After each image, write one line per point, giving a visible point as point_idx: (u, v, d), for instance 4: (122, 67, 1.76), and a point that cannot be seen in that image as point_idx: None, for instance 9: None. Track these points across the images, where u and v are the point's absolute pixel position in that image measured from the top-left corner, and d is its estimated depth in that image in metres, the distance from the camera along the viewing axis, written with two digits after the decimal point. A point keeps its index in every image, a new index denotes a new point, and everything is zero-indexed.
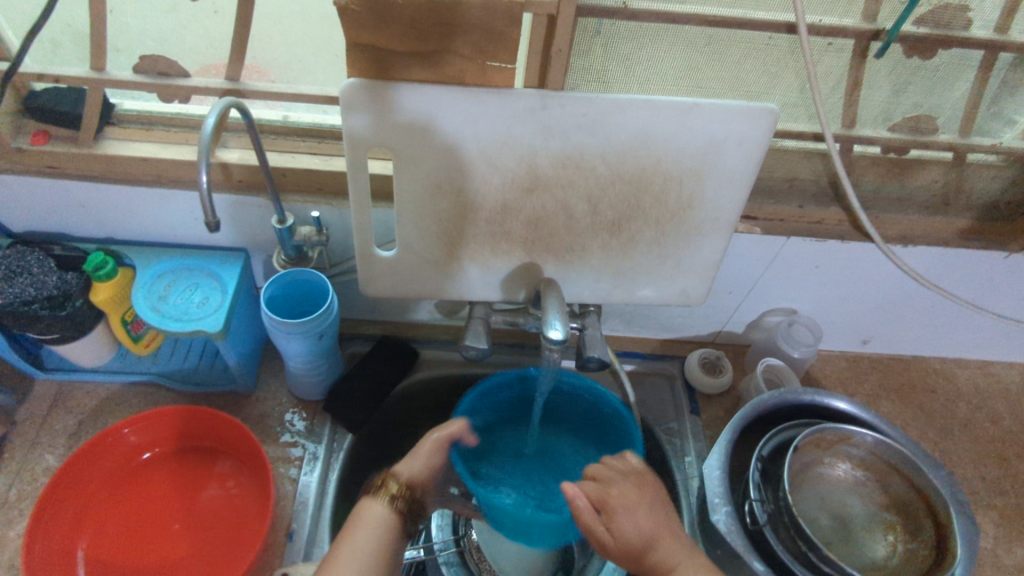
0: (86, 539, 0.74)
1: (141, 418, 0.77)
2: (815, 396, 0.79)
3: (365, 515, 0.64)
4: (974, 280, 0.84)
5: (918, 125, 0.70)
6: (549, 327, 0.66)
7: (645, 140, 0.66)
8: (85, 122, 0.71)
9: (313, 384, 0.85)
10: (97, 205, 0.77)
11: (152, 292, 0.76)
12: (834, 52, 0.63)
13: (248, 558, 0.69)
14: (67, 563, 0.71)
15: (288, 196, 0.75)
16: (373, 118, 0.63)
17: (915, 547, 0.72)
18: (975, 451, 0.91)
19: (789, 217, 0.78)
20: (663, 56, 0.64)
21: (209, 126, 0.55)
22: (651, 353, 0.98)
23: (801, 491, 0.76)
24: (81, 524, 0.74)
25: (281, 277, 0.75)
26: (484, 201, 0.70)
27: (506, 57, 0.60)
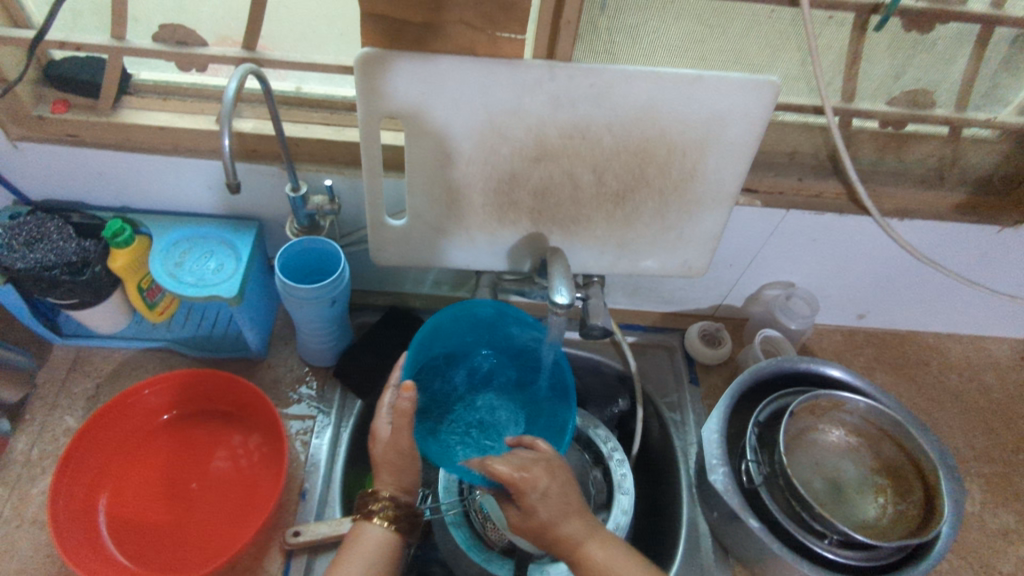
0: (106, 496, 0.77)
1: (159, 381, 0.80)
2: (811, 364, 0.82)
3: (362, 540, 0.64)
4: (968, 254, 0.86)
5: (915, 100, 0.72)
6: (555, 292, 0.68)
7: (649, 111, 0.67)
8: (104, 91, 0.73)
9: (324, 351, 0.88)
10: (115, 173, 0.79)
11: (169, 259, 0.79)
12: (835, 26, 0.65)
13: (265, 513, 0.71)
14: (90, 518, 0.74)
15: (302, 166, 0.77)
16: (387, 88, 0.64)
17: (904, 507, 0.75)
18: (965, 422, 0.94)
19: (788, 190, 0.80)
20: (669, 28, 0.66)
21: (231, 92, 0.57)
22: (652, 326, 1.01)
23: (796, 455, 0.79)
24: (103, 481, 0.77)
25: (295, 245, 0.77)
26: (493, 171, 0.73)
27: (516, 28, 0.62)
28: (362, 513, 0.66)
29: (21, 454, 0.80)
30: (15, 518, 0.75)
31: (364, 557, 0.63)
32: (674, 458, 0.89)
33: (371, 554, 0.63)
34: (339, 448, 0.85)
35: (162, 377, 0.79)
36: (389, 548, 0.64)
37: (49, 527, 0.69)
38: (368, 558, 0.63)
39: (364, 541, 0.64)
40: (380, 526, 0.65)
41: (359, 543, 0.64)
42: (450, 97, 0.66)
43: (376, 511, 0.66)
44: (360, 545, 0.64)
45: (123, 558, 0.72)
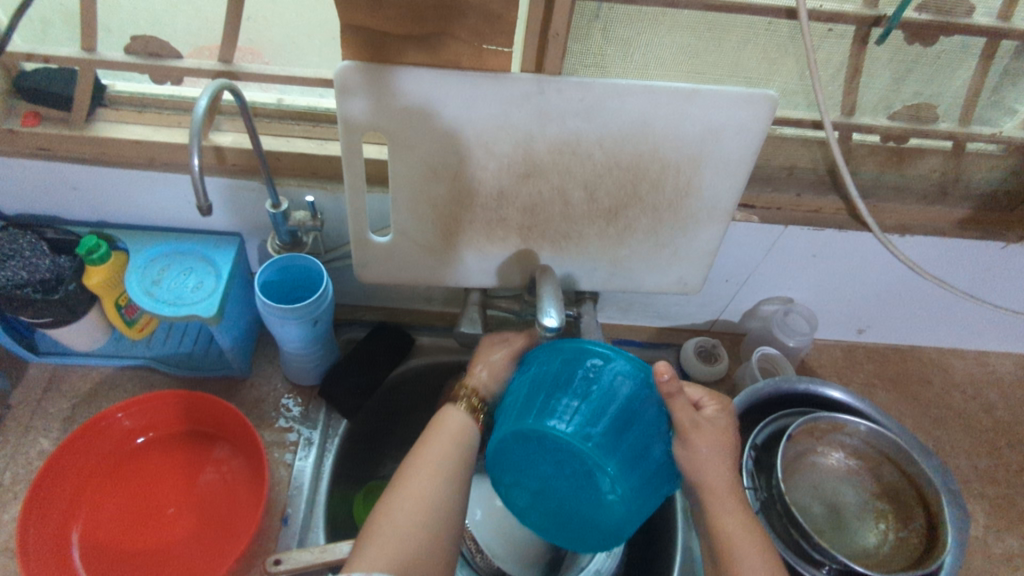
0: (79, 522, 0.74)
1: (143, 399, 0.77)
2: (810, 385, 0.79)
3: (453, 421, 0.64)
4: (972, 270, 0.84)
5: (918, 114, 0.69)
6: (543, 313, 0.65)
7: (642, 125, 0.65)
8: (76, 103, 0.70)
9: (308, 370, 0.85)
10: (90, 187, 0.76)
11: (146, 276, 0.76)
12: (834, 39, 0.62)
13: (244, 541, 0.69)
14: (61, 546, 0.71)
15: (283, 181, 0.74)
16: (369, 102, 0.62)
17: (906, 535, 0.73)
18: (967, 441, 0.91)
19: (787, 205, 0.77)
20: (662, 41, 0.63)
21: (202, 107, 0.54)
22: (647, 341, 0.98)
23: (794, 479, 0.76)
24: (77, 506, 0.75)
25: (276, 262, 0.75)
26: (480, 186, 0.70)
27: (502, 40, 0.60)
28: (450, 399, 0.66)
29: None
30: None
31: (449, 437, 0.63)
32: None
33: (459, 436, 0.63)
34: (322, 472, 0.82)
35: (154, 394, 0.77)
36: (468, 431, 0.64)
37: (19, 557, 0.66)
38: (455, 440, 0.63)
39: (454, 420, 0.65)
40: (465, 414, 0.65)
41: (444, 424, 0.64)
42: (433, 112, 0.63)
43: (466, 400, 0.66)
44: (447, 426, 0.64)
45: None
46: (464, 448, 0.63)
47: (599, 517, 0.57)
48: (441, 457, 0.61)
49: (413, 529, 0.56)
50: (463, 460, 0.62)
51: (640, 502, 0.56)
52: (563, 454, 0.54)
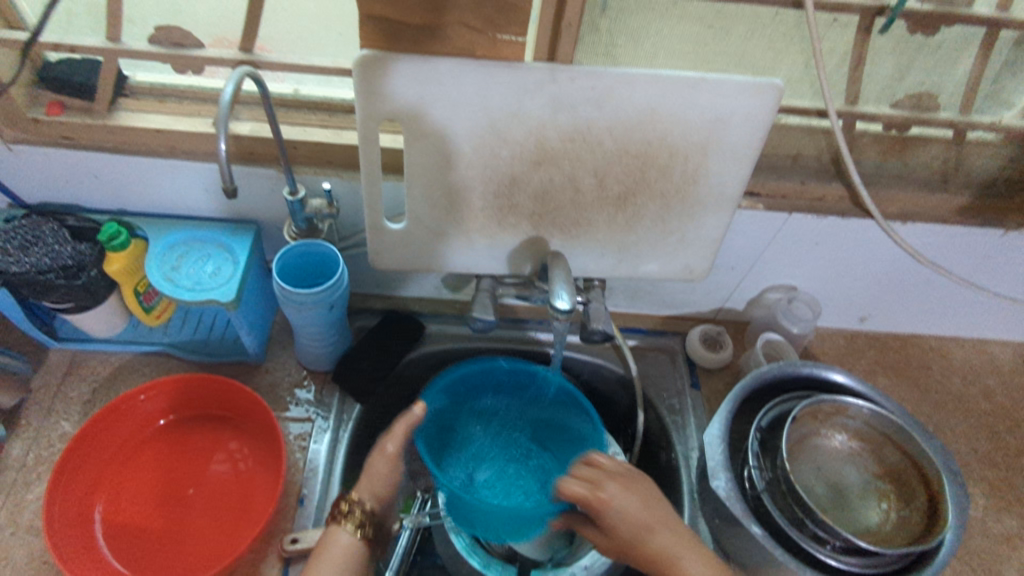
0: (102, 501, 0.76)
1: (159, 384, 0.79)
2: (813, 369, 0.81)
3: (333, 548, 0.66)
4: (972, 258, 0.86)
5: (920, 102, 0.70)
6: (555, 297, 0.67)
7: (651, 113, 0.67)
8: (99, 93, 0.72)
9: (322, 356, 0.87)
10: (111, 176, 0.78)
11: (165, 263, 0.78)
12: (839, 28, 0.64)
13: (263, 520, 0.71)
14: (86, 523, 0.74)
15: (300, 169, 0.76)
16: (385, 90, 0.64)
17: (907, 513, 0.75)
18: (967, 426, 0.93)
19: (791, 193, 0.79)
20: (670, 32, 0.65)
21: (228, 96, 0.56)
22: (653, 329, 1.00)
23: (798, 460, 0.78)
24: (99, 486, 0.77)
25: (293, 248, 0.77)
26: (493, 173, 0.72)
27: (516, 30, 0.62)
28: (336, 517, 0.67)
29: (17, 459, 0.79)
30: (10, 524, 0.75)
31: (334, 567, 0.65)
32: (675, 464, 0.89)
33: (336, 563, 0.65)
34: (337, 453, 0.84)
35: (168, 380, 0.79)
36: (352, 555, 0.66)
37: (45, 533, 0.68)
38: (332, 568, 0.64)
39: (335, 549, 0.66)
40: (350, 535, 0.66)
41: (327, 549, 0.66)
42: (447, 100, 0.65)
43: (351, 518, 0.67)
44: (330, 553, 0.65)
45: (119, 564, 0.72)
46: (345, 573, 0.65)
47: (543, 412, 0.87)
48: None
49: None
50: None
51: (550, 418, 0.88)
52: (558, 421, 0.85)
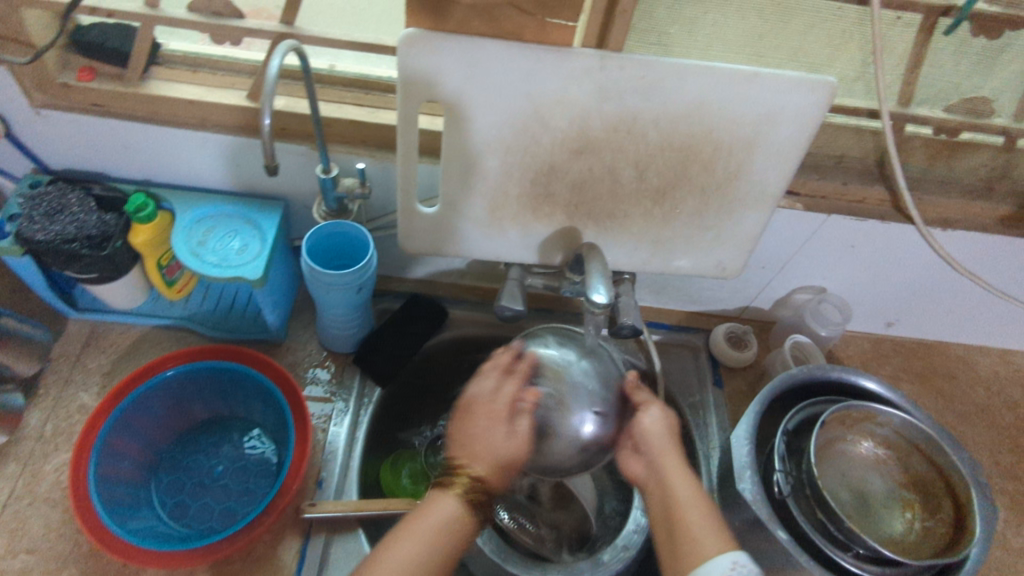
0: (127, 450, 0.74)
1: (215, 352, 0.78)
2: (843, 374, 0.80)
3: (437, 511, 0.62)
4: (1009, 267, 0.84)
5: (974, 108, 0.69)
6: (592, 292, 0.65)
7: (699, 106, 0.65)
8: (133, 60, 0.70)
9: (344, 338, 0.85)
10: (139, 146, 0.76)
11: (192, 237, 0.77)
12: (902, 27, 0.62)
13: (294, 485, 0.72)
14: (113, 471, 0.72)
15: (333, 147, 0.75)
16: (428, 70, 0.62)
17: (932, 525, 0.74)
18: (990, 437, 0.92)
19: (832, 194, 0.77)
20: (726, 22, 0.63)
21: (274, 67, 0.54)
22: (677, 325, 0.99)
23: (824, 466, 0.78)
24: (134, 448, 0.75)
25: (323, 228, 0.75)
26: (531, 160, 0.70)
27: (568, 14, 0.60)
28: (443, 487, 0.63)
29: (34, 429, 0.78)
30: (27, 494, 0.74)
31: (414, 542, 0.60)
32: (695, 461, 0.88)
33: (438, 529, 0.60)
34: (356, 437, 0.84)
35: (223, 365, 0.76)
36: (455, 527, 0.61)
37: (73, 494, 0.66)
38: (417, 538, 0.60)
39: (435, 511, 0.62)
40: (455, 501, 0.62)
41: (431, 515, 0.61)
42: (491, 84, 0.64)
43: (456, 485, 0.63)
44: (425, 518, 0.61)
45: (135, 519, 0.72)
46: (431, 555, 0.60)
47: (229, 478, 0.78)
48: (429, 541, 0.60)
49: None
50: (428, 561, 0.59)
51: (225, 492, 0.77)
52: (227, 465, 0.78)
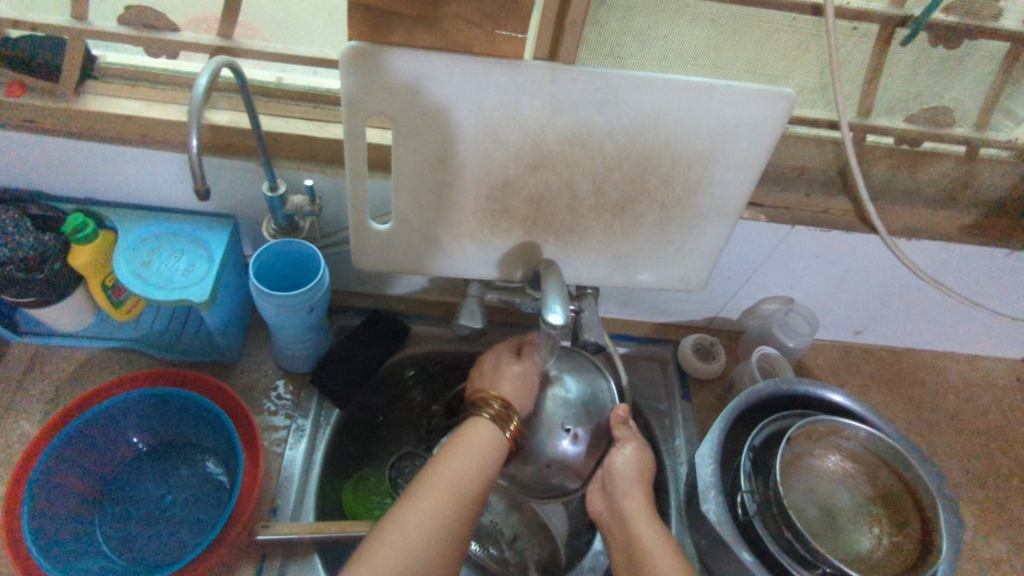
0: (68, 481, 0.71)
1: (160, 377, 0.75)
2: (809, 387, 0.79)
3: (481, 431, 0.69)
4: (974, 275, 0.84)
5: (935, 117, 0.68)
6: (548, 310, 0.63)
7: (656, 119, 0.63)
8: (65, 74, 0.67)
9: (300, 358, 0.83)
10: (78, 163, 0.73)
11: (135, 258, 0.73)
12: (858, 38, 0.61)
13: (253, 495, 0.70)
14: (51, 506, 0.69)
15: (280, 163, 0.72)
16: (373, 84, 0.59)
17: (900, 540, 0.73)
18: (960, 445, 0.92)
19: (796, 205, 0.76)
20: (680, 34, 0.62)
21: (201, 87, 0.52)
22: (645, 337, 0.97)
23: (791, 482, 0.77)
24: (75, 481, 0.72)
25: (272, 247, 0.72)
26: (486, 175, 0.68)
27: (517, 26, 0.57)
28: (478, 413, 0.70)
29: None
30: None
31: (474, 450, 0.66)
32: (664, 477, 0.87)
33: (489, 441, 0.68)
34: (313, 460, 0.81)
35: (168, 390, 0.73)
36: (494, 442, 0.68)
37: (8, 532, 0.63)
38: (467, 458, 0.65)
39: (482, 433, 0.69)
40: (492, 427, 0.69)
41: (470, 435, 0.68)
42: (440, 99, 0.61)
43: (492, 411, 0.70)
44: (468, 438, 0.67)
45: (76, 554, 0.68)
46: (475, 473, 0.65)
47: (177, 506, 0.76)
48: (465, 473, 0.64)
49: (432, 521, 0.59)
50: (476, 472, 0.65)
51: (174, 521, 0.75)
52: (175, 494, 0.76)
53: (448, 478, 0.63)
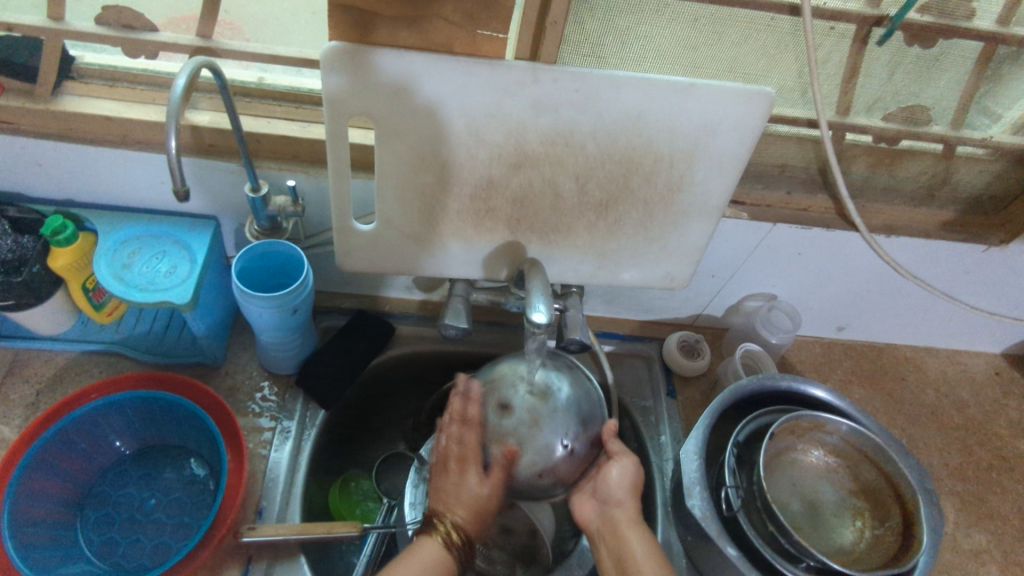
0: (50, 488, 0.70)
1: (140, 381, 0.74)
2: (792, 383, 0.79)
3: (421, 555, 0.63)
4: (952, 271, 0.85)
5: (912, 116, 0.69)
6: (532, 309, 0.64)
7: (637, 118, 0.64)
8: (42, 75, 0.66)
9: (285, 359, 0.82)
10: (56, 165, 0.72)
11: (116, 260, 0.72)
12: (835, 38, 0.62)
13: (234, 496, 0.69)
14: (32, 510, 0.68)
15: (262, 164, 0.71)
16: (354, 84, 0.59)
17: (881, 533, 0.74)
18: (940, 439, 0.93)
19: (777, 203, 0.77)
20: (661, 34, 0.62)
21: (179, 87, 0.51)
22: (630, 335, 0.98)
23: (774, 477, 0.77)
24: (55, 485, 0.71)
25: (254, 248, 0.72)
26: (469, 175, 0.68)
27: (497, 26, 0.57)
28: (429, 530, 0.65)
29: None
30: None
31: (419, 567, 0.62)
32: (649, 473, 0.87)
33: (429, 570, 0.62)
34: (299, 461, 0.80)
35: (150, 392, 0.73)
36: (443, 566, 0.63)
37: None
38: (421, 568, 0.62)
39: (423, 558, 0.63)
40: (437, 544, 0.64)
41: (417, 554, 0.63)
42: (422, 97, 0.61)
43: (442, 531, 0.65)
44: (416, 556, 0.63)
45: (58, 560, 0.68)
46: None
47: (161, 510, 0.75)
48: None
49: None
50: None
51: (158, 525, 0.74)
52: (159, 497, 0.76)
53: None
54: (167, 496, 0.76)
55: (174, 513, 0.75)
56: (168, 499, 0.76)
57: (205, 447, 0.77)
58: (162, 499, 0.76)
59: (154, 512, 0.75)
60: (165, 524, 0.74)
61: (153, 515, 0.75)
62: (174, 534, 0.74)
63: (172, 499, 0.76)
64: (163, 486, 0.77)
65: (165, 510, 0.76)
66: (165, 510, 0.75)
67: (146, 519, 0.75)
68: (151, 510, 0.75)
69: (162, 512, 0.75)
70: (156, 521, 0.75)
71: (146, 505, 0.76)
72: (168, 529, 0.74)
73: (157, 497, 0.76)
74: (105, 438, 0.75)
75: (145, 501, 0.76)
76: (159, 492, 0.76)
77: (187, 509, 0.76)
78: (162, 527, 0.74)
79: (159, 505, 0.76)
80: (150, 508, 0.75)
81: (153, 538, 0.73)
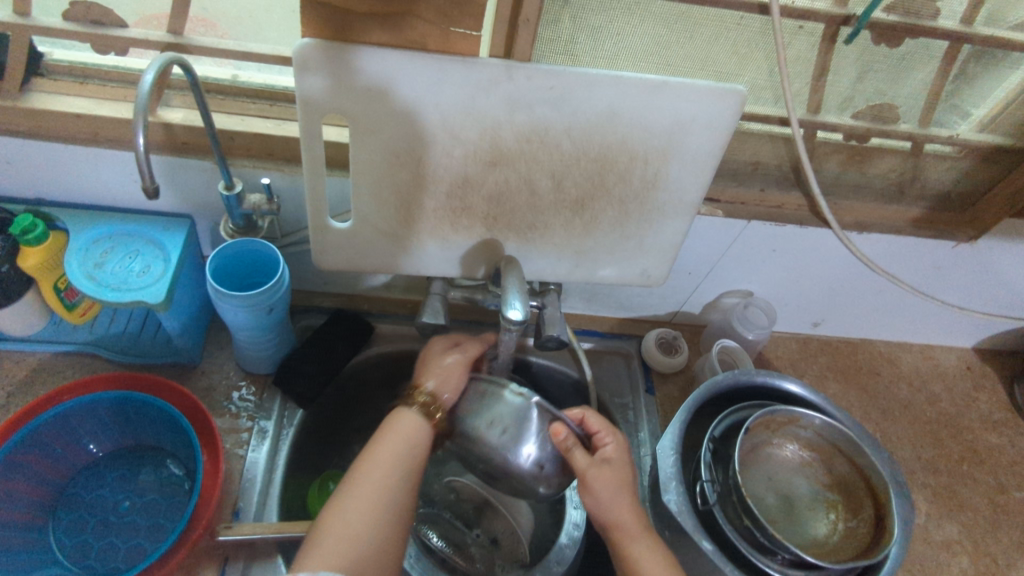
0: (21, 490, 0.69)
1: (116, 380, 0.74)
2: (768, 378, 0.80)
3: (399, 428, 0.67)
4: (923, 267, 0.87)
5: (881, 114, 0.70)
6: (507, 306, 0.64)
7: (611, 116, 0.64)
8: (9, 72, 0.65)
9: (262, 358, 0.82)
10: (25, 163, 0.71)
11: (87, 259, 0.71)
12: (804, 36, 0.63)
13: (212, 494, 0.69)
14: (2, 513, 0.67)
15: (237, 162, 0.71)
16: (326, 82, 0.59)
17: (854, 525, 0.75)
18: (912, 432, 0.95)
19: (751, 200, 0.79)
20: (634, 32, 0.63)
21: (147, 84, 0.51)
22: (610, 332, 0.98)
23: (750, 471, 0.78)
24: (26, 488, 0.70)
25: (228, 247, 0.71)
26: (444, 174, 0.68)
27: (470, 24, 0.57)
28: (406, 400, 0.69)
29: None
30: None
31: (398, 442, 0.66)
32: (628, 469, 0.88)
33: (407, 438, 0.66)
34: (277, 461, 0.80)
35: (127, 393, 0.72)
36: (418, 433, 0.67)
37: None
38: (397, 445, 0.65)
39: (401, 429, 0.67)
40: (419, 416, 0.68)
41: (394, 432, 0.66)
42: (396, 95, 0.61)
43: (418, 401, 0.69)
44: (394, 432, 0.66)
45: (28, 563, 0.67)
46: (406, 451, 0.65)
47: (135, 513, 0.75)
48: (387, 468, 0.63)
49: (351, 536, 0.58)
50: (405, 468, 0.64)
51: (133, 528, 0.73)
52: (134, 500, 0.75)
53: (376, 468, 0.63)
54: (142, 499, 0.76)
55: (148, 516, 0.75)
56: (143, 502, 0.75)
57: (180, 450, 0.76)
58: (137, 502, 0.75)
59: (129, 514, 0.74)
60: (139, 527, 0.74)
61: (127, 518, 0.74)
62: (148, 538, 0.73)
63: (148, 502, 0.76)
64: (138, 489, 0.76)
65: (140, 513, 0.75)
66: (140, 513, 0.75)
67: (120, 522, 0.74)
68: (125, 513, 0.74)
69: (136, 514, 0.74)
70: (130, 524, 0.74)
71: (119, 509, 0.75)
72: (142, 532, 0.73)
73: (131, 500, 0.75)
74: (78, 440, 0.74)
75: (119, 504, 0.75)
76: (134, 495, 0.76)
77: (162, 512, 0.75)
78: (136, 530, 0.73)
79: (133, 508, 0.75)
80: (123, 511, 0.75)
81: (127, 542, 0.72)
